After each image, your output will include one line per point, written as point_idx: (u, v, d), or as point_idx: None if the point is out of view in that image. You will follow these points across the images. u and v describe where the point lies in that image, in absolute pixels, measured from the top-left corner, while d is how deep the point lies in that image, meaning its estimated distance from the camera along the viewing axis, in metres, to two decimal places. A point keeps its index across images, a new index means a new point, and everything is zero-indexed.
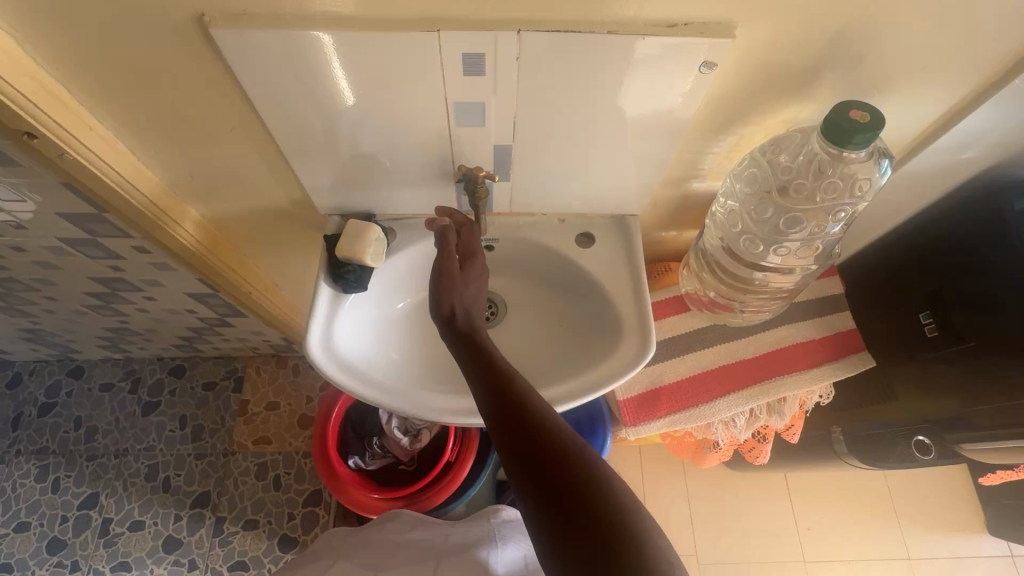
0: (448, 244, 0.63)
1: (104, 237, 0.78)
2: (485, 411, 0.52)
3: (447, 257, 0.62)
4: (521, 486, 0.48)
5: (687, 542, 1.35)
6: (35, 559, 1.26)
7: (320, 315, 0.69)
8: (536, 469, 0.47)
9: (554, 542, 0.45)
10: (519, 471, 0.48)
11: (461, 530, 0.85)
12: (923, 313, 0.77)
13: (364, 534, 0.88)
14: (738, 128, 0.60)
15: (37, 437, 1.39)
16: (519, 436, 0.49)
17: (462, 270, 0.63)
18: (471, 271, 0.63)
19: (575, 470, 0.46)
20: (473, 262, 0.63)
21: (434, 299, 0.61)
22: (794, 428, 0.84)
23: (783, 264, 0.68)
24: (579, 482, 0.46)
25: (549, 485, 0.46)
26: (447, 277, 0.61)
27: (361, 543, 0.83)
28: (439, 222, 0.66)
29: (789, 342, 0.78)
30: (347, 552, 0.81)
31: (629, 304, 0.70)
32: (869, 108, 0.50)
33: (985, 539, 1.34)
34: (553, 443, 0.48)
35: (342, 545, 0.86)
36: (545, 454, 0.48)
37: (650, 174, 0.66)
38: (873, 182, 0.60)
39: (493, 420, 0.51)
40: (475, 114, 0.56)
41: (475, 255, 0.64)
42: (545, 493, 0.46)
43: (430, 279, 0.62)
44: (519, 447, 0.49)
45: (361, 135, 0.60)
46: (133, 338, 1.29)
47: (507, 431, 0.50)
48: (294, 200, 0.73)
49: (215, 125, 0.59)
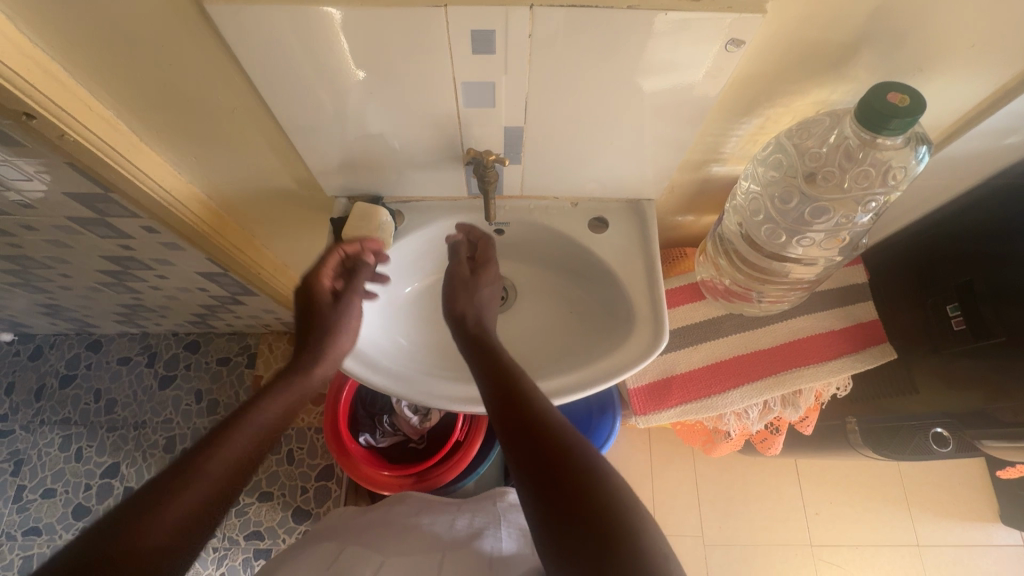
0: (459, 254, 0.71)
1: (114, 217, 0.78)
2: (488, 406, 0.53)
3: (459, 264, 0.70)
4: (518, 481, 0.48)
5: (694, 523, 1.36)
6: (62, 523, 1.32)
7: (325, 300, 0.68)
8: (533, 462, 0.47)
9: (549, 538, 0.44)
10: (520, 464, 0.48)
11: (467, 517, 0.86)
12: (951, 305, 0.74)
13: (372, 516, 0.87)
14: (764, 110, 0.56)
15: (59, 408, 1.43)
16: (519, 429, 0.49)
17: (473, 274, 0.69)
18: (485, 278, 0.69)
19: (572, 464, 0.46)
20: (487, 269, 0.70)
21: (447, 301, 0.68)
22: (809, 420, 0.81)
23: (806, 255, 0.65)
24: (576, 477, 0.45)
25: (549, 477, 0.46)
26: (459, 279, 0.69)
27: (367, 526, 0.82)
28: (454, 238, 0.73)
29: (807, 334, 0.75)
30: (352, 532, 0.80)
31: (643, 294, 0.68)
32: (910, 91, 0.46)
33: (997, 528, 1.33)
34: (553, 438, 0.48)
35: (344, 523, 0.84)
36: (545, 448, 0.47)
37: (669, 157, 0.63)
38: (909, 170, 0.55)
39: (494, 415, 0.52)
40: (486, 95, 0.54)
41: (488, 262, 0.70)
42: (545, 485, 0.46)
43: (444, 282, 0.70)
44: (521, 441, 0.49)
45: (366, 114, 0.57)
46: (148, 314, 1.30)
47: (507, 426, 0.50)
48: (301, 181, 0.71)
49: (217, 106, 0.58)
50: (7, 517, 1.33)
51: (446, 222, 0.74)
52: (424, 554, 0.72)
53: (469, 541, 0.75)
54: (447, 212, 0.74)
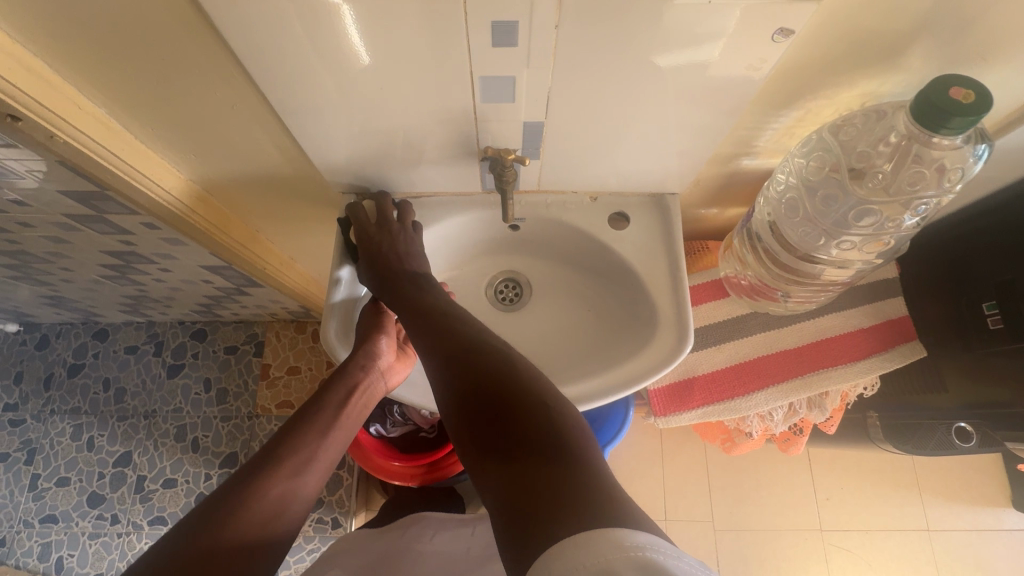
0: (365, 224, 0.64)
1: (112, 214, 0.75)
2: (437, 364, 0.49)
3: (371, 232, 0.63)
4: (465, 429, 0.44)
5: (704, 509, 1.36)
6: (77, 511, 1.34)
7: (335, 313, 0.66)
8: (485, 424, 0.43)
9: (496, 495, 0.39)
10: (472, 416, 0.44)
11: (483, 541, 0.83)
12: (987, 303, 0.71)
13: (387, 535, 0.87)
14: (806, 102, 0.52)
15: (69, 397, 1.43)
16: (465, 377, 0.46)
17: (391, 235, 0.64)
18: (394, 238, 0.63)
19: (522, 410, 0.42)
20: (399, 227, 0.65)
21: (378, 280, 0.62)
22: (833, 420, 0.78)
23: (842, 257, 0.61)
24: (525, 420, 0.42)
25: (504, 430, 0.42)
26: (378, 250, 0.62)
27: (382, 543, 0.83)
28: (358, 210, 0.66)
29: (837, 333, 0.72)
30: (365, 555, 0.79)
31: (666, 295, 0.65)
32: (976, 85, 0.42)
33: (1009, 513, 1.33)
34: (510, 388, 0.44)
35: (358, 539, 0.85)
36: (500, 401, 0.44)
37: (699, 151, 0.59)
38: (965, 171, 0.51)
39: (445, 368, 0.48)
40: (505, 90, 0.50)
41: (400, 222, 0.65)
42: (500, 438, 0.42)
43: (367, 263, 0.63)
44: (474, 395, 0.45)
45: (374, 108, 0.53)
46: (152, 304, 1.28)
47: (459, 390, 0.46)
48: (306, 177, 0.68)
49: (215, 102, 0.54)
50: (24, 505, 1.35)
51: (458, 218, 0.70)
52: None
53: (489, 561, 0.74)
54: (460, 208, 0.70)
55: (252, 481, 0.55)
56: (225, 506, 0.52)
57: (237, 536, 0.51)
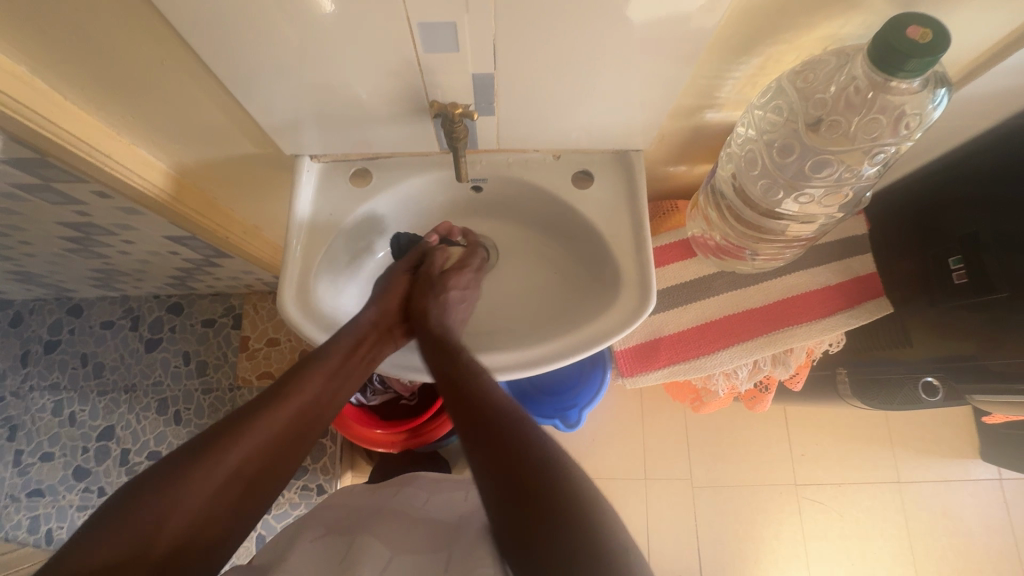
0: (467, 278, 0.69)
1: (61, 183, 0.72)
2: (455, 415, 0.57)
3: (466, 287, 0.69)
4: (476, 464, 0.53)
5: (683, 468, 1.39)
6: (64, 485, 1.35)
7: (291, 286, 0.63)
8: (494, 460, 0.52)
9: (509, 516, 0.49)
10: (480, 454, 0.53)
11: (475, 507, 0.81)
12: (952, 258, 0.70)
13: (380, 495, 0.86)
14: (765, 48, 0.50)
15: (47, 373, 1.42)
16: (470, 425, 0.55)
17: (469, 296, 0.69)
18: (469, 300, 0.69)
19: (517, 446, 0.52)
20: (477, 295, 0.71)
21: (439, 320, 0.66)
22: (799, 376, 0.78)
23: (803, 212, 0.60)
24: (521, 451, 0.51)
25: (502, 466, 0.51)
26: (458, 307, 0.68)
27: (375, 503, 0.82)
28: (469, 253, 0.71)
29: (804, 290, 0.72)
30: (347, 515, 0.78)
31: (629, 255, 0.64)
32: (937, 45, 0.40)
33: (976, 463, 1.37)
34: (505, 431, 0.53)
35: (352, 497, 0.85)
36: (498, 441, 0.53)
37: (657, 106, 0.57)
38: (924, 117, 0.50)
39: (455, 416, 0.57)
40: (446, 39, 0.47)
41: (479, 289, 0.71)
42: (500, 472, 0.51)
43: (440, 306, 0.67)
44: (479, 440, 0.54)
45: (314, 59, 0.51)
46: (124, 277, 1.26)
47: (468, 433, 0.55)
48: (257, 140, 0.66)
49: (143, 56, 0.52)
50: (9, 480, 1.36)
51: (416, 179, 0.68)
52: (423, 549, 0.69)
53: (469, 526, 0.71)
54: (419, 168, 0.68)
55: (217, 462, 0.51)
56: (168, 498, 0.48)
57: (200, 521, 0.49)
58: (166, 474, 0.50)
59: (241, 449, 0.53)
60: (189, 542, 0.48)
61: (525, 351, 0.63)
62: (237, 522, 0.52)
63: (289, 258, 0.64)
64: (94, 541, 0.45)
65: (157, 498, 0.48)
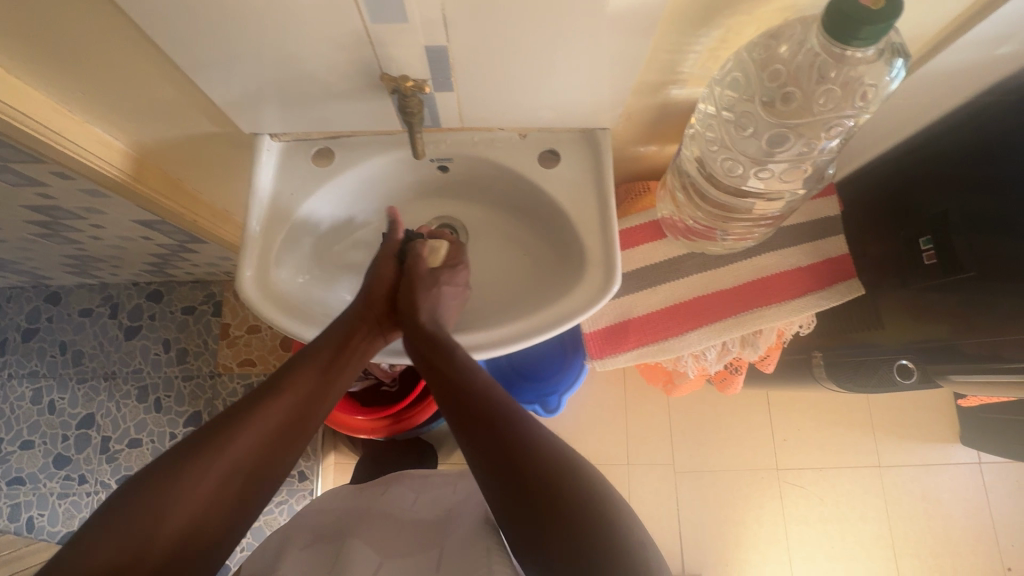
0: (455, 275, 0.67)
1: (17, 162, 0.70)
2: (454, 412, 0.59)
3: (453, 284, 0.67)
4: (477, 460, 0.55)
5: (665, 453, 1.39)
6: (44, 473, 1.34)
7: (251, 265, 0.62)
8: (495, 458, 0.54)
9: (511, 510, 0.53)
10: (481, 452, 0.55)
11: (462, 499, 0.81)
12: (923, 239, 0.70)
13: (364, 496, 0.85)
14: (724, 19, 0.48)
15: (26, 361, 1.41)
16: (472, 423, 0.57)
17: (456, 292, 0.67)
18: (456, 297, 0.67)
19: (519, 445, 0.53)
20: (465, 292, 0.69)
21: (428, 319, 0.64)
22: (769, 358, 0.78)
23: (767, 189, 0.59)
24: (522, 451, 0.53)
25: (503, 465, 0.53)
26: (446, 305, 0.66)
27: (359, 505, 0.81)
28: (453, 250, 0.69)
29: (773, 271, 0.71)
30: (338, 519, 0.78)
31: (594, 234, 0.63)
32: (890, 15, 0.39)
33: (956, 447, 1.38)
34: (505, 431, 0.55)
35: (336, 501, 0.84)
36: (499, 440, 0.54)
37: (617, 81, 0.56)
38: (882, 88, 0.49)
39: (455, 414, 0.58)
40: (393, 9, 0.45)
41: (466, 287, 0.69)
42: (502, 470, 0.53)
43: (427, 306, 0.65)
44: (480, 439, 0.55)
45: (261, 31, 0.49)
46: (100, 264, 1.24)
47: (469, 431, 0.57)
48: (214, 117, 0.64)
49: (84, 28, 0.51)
50: None
51: (379, 159, 0.67)
52: (413, 551, 0.70)
53: (459, 524, 0.72)
54: (382, 147, 0.67)
55: (211, 464, 0.51)
56: (165, 498, 0.49)
57: (194, 521, 0.50)
58: (163, 473, 0.50)
59: (235, 450, 0.53)
60: (189, 540, 0.49)
61: (499, 332, 0.63)
62: (237, 517, 0.53)
63: (248, 239, 0.63)
64: (94, 535, 0.46)
65: (154, 497, 0.48)
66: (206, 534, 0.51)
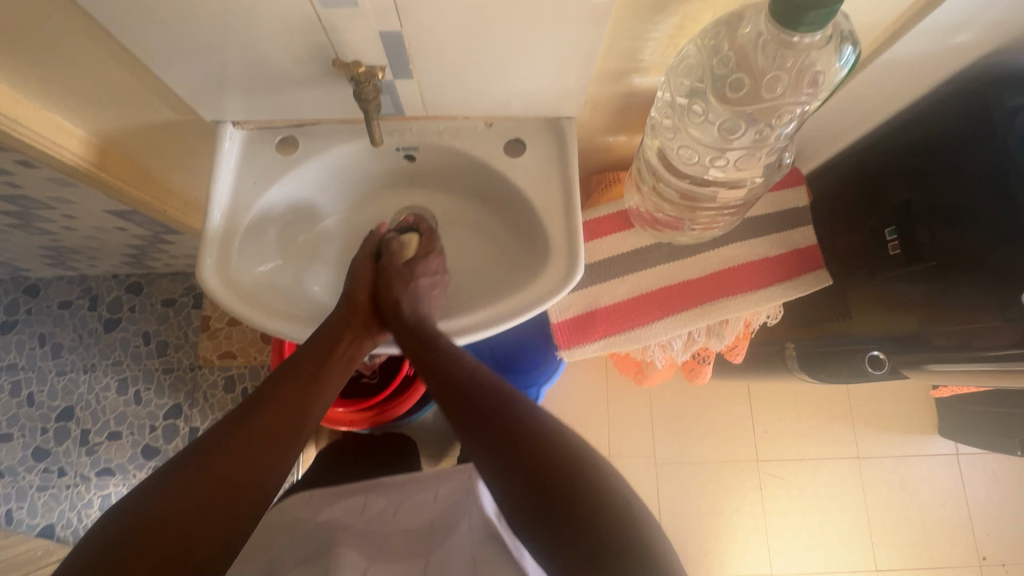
0: (432, 265, 0.67)
1: None
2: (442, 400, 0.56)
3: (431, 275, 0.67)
4: (470, 444, 0.51)
5: (646, 445, 1.40)
6: (23, 466, 1.34)
7: (211, 255, 0.61)
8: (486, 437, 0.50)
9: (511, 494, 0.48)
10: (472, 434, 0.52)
11: (441, 507, 0.81)
12: (889, 228, 0.70)
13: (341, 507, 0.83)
14: (678, 6, 0.48)
15: (4, 354, 1.39)
16: (459, 408, 0.54)
17: (436, 283, 0.67)
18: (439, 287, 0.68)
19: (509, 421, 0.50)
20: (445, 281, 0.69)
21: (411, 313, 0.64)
22: (738, 348, 0.79)
23: (727, 178, 0.60)
24: (513, 425, 0.50)
25: (495, 441, 0.49)
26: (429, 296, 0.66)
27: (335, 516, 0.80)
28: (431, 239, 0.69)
29: (740, 261, 0.71)
30: (314, 536, 0.76)
31: (558, 223, 0.63)
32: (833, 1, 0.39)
33: (934, 439, 1.39)
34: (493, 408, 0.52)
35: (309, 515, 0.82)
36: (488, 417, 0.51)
37: (575, 69, 0.56)
38: (832, 74, 0.49)
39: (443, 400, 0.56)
40: None
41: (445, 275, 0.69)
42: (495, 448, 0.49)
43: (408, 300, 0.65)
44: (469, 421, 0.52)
45: (213, 16, 0.49)
46: (77, 255, 1.23)
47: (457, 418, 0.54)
48: (174, 104, 0.64)
49: (33, 12, 0.50)
50: None
51: (345, 147, 0.67)
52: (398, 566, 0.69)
53: (443, 540, 0.72)
54: (347, 135, 0.66)
55: (203, 466, 0.50)
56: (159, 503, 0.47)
57: (189, 526, 0.47)
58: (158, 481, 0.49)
59: (225, 452, 0.52)
60: (185, 550, 0.46)
61: (467, 320, 0.63)
62: (237, 524, 0.50)
63: (208, 231, 0.62)
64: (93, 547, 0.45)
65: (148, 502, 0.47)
66: (203, 535, 0.48)
